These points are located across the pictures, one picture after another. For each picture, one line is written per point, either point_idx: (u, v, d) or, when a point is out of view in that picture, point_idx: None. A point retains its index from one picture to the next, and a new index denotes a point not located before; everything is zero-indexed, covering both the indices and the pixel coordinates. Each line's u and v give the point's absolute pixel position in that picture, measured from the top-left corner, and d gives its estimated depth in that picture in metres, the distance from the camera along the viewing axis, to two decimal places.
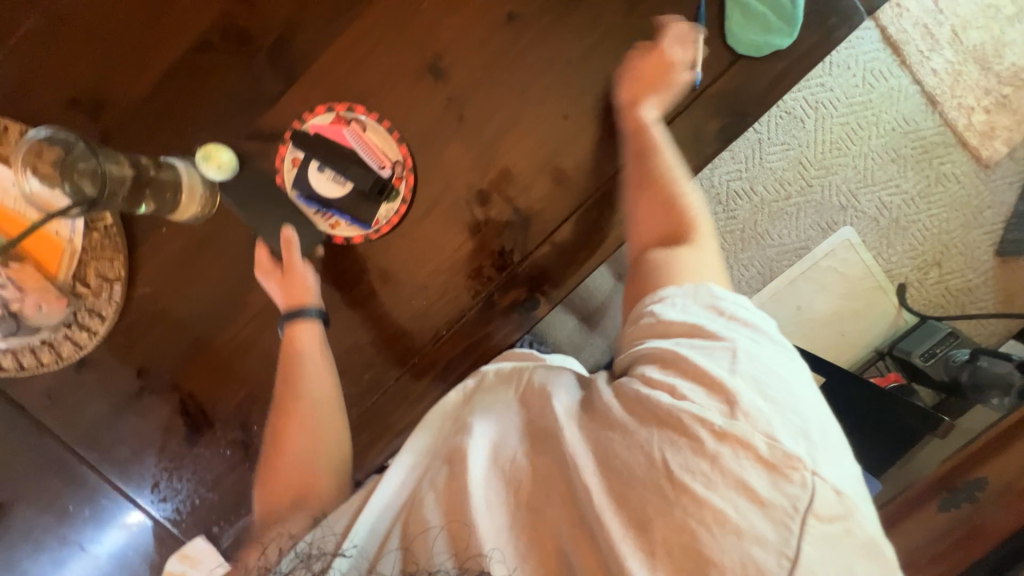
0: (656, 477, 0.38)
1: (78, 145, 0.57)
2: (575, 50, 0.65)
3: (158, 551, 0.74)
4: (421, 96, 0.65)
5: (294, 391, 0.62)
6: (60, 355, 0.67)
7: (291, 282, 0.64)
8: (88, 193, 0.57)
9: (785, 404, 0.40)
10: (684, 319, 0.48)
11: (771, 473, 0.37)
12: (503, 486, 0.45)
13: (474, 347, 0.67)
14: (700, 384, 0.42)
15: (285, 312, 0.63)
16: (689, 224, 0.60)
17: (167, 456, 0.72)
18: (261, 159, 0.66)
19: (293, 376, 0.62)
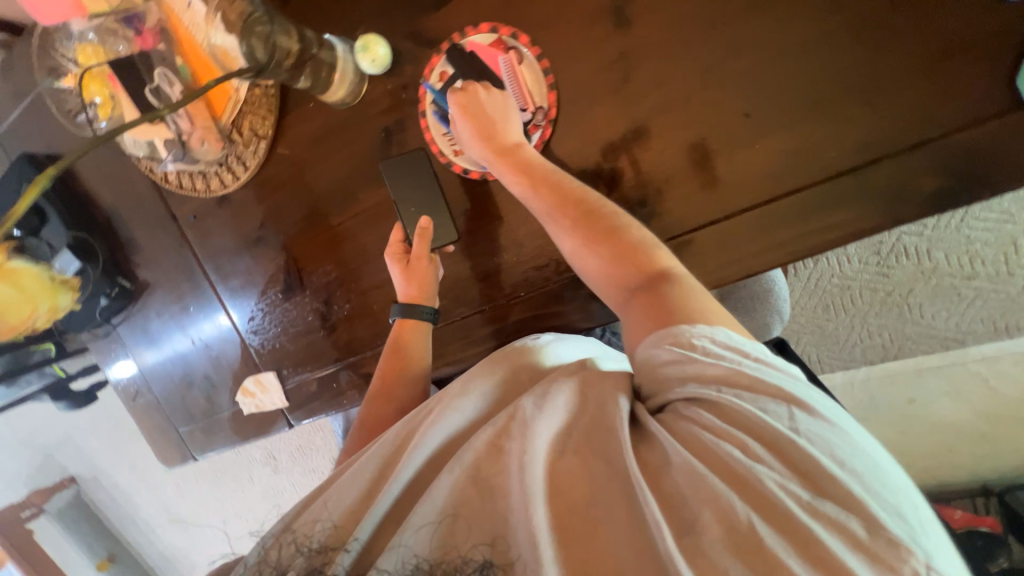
0: (715, 540, 0.34)
1: (258, 8, 0.60)
2: (794, 37, 0.52)
3: (242, 368, 0.89)
4: (592, 41, 0.58)
5: (390, 358, 0.68)
6: (209, 187, 0.77)
7: (414, 280, 0.65)
8: (258, 59, 0.60)
9: (848, 466, 0.35)
10: (731, 363, 0.42)
11: (872, 563, 0.32)
12: (548, 470, 0.42)
13: (545, 318, 0.66)
14: (774, 449, 0.37)
15: (400, 306, 0.67)
16: (633, 277, 0.53)
17: (265, 300, 0.83)
18: (410, 63, 0.64)
19: (394, 349, 0.68)
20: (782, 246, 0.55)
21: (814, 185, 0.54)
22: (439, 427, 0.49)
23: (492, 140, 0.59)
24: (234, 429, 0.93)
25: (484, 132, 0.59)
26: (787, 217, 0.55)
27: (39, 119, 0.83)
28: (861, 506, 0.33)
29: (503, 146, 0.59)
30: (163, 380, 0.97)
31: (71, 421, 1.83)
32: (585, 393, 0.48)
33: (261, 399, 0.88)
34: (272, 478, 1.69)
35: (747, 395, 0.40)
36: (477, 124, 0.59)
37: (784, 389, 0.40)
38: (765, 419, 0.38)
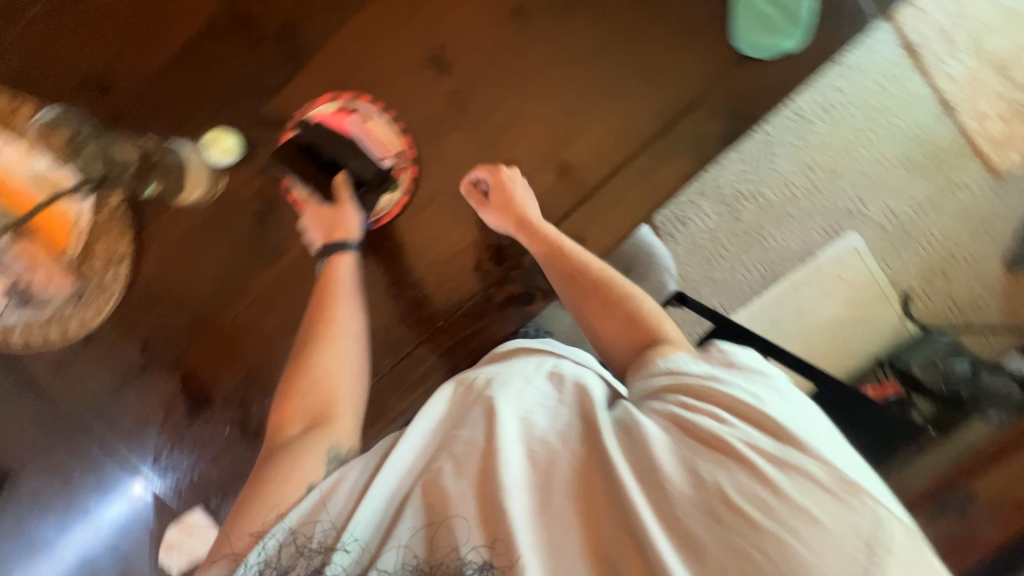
0: (690, 500, 0.39)
1: (79, 128, 0.64)
2: (578, 47, 0.65)
3: (160, 521, 0.77)
4: (425, 87, 0.66)
5: (322, 333, 0.62)
6: (69, 330, 0.69)
7: (324, 221, 0.64)
8: (98, 174, 0.63)
9: (806, 427, 0.42)
10: (704, 364, 0.49)
11: (832, 497, 0.37)
12: (529, 464, 0.45)
13: (467, 339, 0.68)
14: (742, 416, 0.43)
15: (327, 246, 0.64)
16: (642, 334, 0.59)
17: (168, 431, 0.74)
18: (264, 146, 0.67)
19: (322, 320, 0.62)
20: (636, 205, 0.65)
21: (639, 151, 0.65)
22: (399, 457, 0.49)
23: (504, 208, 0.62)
24: None
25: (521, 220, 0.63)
26: (630, 181, 0.65)
27: None
28: (815, 451, 0.39)
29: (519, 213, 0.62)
30: None
31: None
32: (562, 395, 0.51)
33: (190, 548, 0.76)
34: None
35: (719, 380, 0.46)
36: (502, 199, 0.63)
37: (755, 382, 0.46)
38: (734, 394, 0.44)
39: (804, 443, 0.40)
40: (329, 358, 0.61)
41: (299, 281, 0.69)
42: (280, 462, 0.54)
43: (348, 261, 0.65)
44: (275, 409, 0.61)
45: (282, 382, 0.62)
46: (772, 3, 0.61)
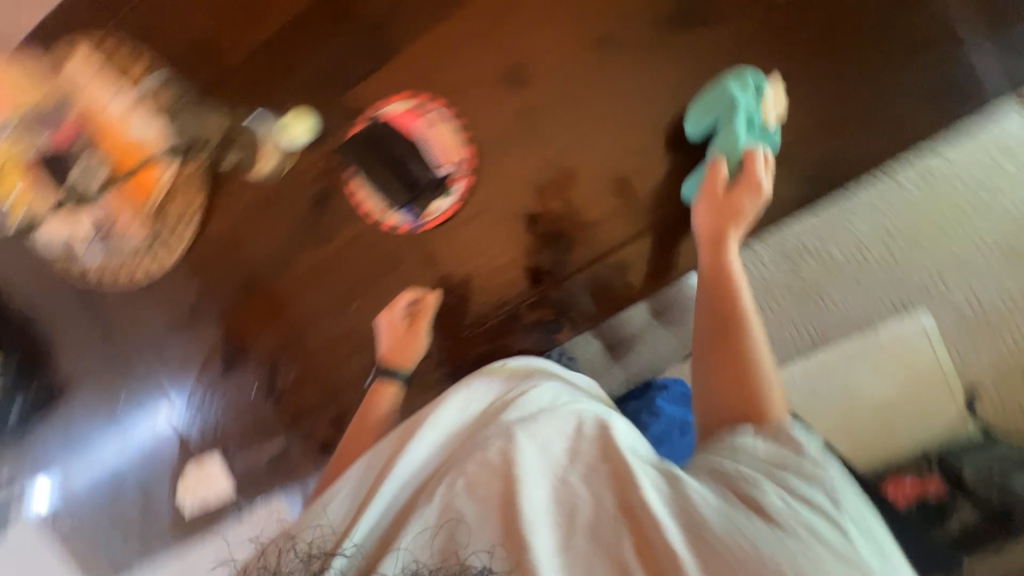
0: None
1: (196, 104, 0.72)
2: (658, 85, 0.64)
3: (181, 459, 0.83)
4: (497, 103, 0.66)
5: (340, 470, 0.59)
6: (139, 270, 0.76)
7: (394, 342, 0.68)
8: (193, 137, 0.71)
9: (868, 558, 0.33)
10: (777, 459, 0.38)
11: None
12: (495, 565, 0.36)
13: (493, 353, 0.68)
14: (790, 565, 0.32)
15: (384, 365, 0.67)
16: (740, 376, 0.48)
17: (203, 380, 0.80)
18: (335, 134, 0.70)
19: (344, 457, 0.60)
20: (685, 256, 0.63)
21: (700, 201, 0.62)
22: (338, 508, 0.42)
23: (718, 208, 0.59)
24: (174, 533, 0.85)
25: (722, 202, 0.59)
26: (683, 230, 0.63)
27: None
28: None
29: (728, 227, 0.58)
30: (83, 496, 0.86)
31: None
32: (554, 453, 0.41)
33: (206, 488, 0.82)
34: None
35: (780, 481, 0.36)
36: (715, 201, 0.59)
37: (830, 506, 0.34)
38: (798, 524, 0.33)
39: None
40: (346, 497, 0.57)
41: (344, 266, 0.72)
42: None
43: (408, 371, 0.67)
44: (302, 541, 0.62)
45: (306, 518, 0.60)
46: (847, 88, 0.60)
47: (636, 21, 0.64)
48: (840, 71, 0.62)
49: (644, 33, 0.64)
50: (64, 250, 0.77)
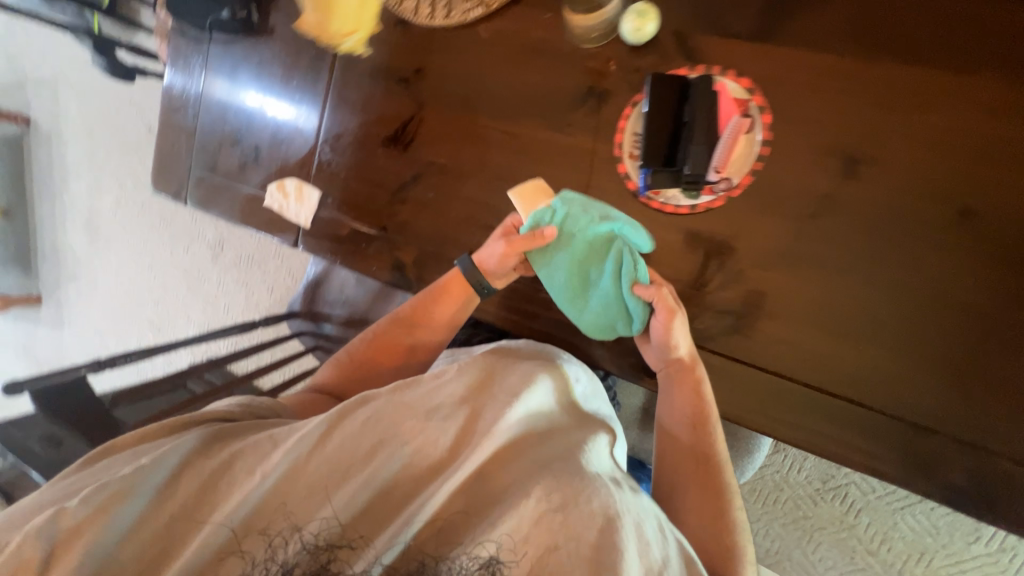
0: None
1: None
2: (962, 294, 0.54)
3: (294, 167, 0.86)
4: (814, 166, 0.56)
5: (390, 337, 0.78)
6: (402, 5, 0.75)
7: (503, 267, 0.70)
8: None
9: None
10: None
11: None
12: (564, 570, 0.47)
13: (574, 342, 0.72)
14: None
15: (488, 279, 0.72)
16: (708, 491, 0.64)
17: (362, 131, 0.81)
18: (656, 55, 0.62)
19: (395, 333, 0.78)
20: (807, 432, 0.60)
21: (871, 410, 0.57)
22: (467, 463, 0.53)
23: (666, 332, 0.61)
24: (243, 208, 0.92)
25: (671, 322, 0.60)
26: (829, 414, 0.59)
27: None
28: None
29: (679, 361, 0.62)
30: (213, 118, 0.93)
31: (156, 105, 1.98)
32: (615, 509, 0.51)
33: (288, 204, 0.86)
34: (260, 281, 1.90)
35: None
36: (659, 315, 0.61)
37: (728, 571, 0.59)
38: None
39: None
40: (391, 355, 0.79)
41: (548, 161, 0.69)
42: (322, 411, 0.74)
43: (496, 283, 0.73)
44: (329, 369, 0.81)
45: (345, 355, 0.80)
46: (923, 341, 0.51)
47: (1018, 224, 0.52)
48: None
49: (1011, 242, 0.52)
50: None
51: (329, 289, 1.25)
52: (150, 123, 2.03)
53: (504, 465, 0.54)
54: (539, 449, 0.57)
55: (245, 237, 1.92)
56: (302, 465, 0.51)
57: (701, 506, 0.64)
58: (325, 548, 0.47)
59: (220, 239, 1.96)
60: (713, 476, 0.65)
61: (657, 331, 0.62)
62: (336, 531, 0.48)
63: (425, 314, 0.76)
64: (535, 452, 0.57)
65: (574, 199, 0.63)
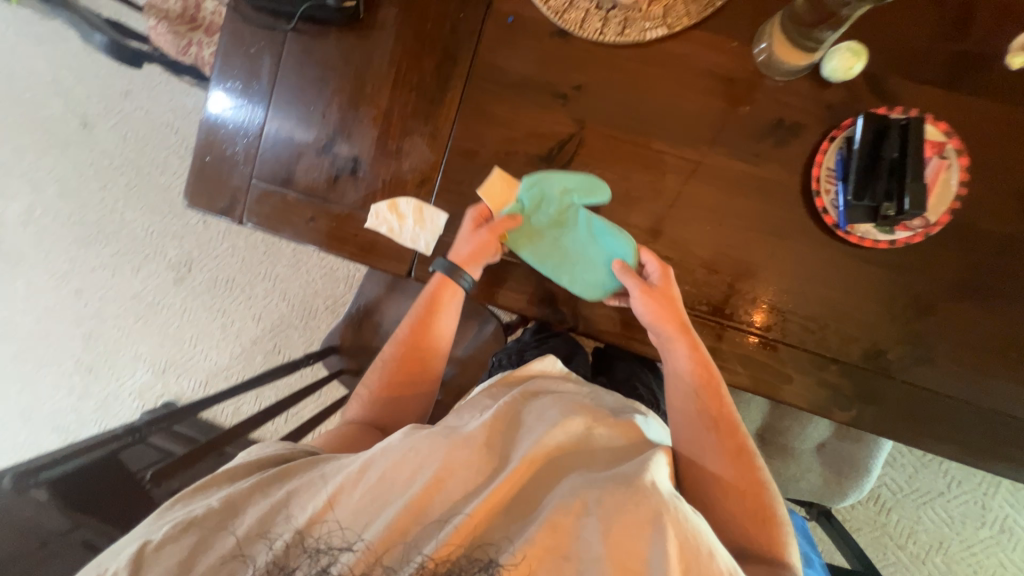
0: None
1: None
2: None
3: (410, 185, 0.74)
4: (999, 209, 0.61)
5: (400, 340, 0.74)
6: (565, 15, 0.68)
7: (475, 249, 0.68)
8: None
9: None
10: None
11: None
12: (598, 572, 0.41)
13: (757, 387, 0.67)
14: None
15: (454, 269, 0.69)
16: (755, 511, 0.58)
17: (504, 149, 0.72)
18: (848, 93, 0.64)
19: (403, 338, 0.74)
20: (993, 455, 0.64)
21: None
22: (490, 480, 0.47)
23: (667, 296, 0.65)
24: (331, 231, 0.76)
25: (661, 294, 0.65)
26: (1012, 436, 0.63)
27: None
28: None
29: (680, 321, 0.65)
30: (290, 122, 0.77)
31: (111, 97, 1.64)
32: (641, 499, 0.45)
33: (403, 227, 0.74)
34: (246, 308, 1.62)
35: None
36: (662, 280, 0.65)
37: None
38: None
39: None
40: (415, 374, 0.74)
41: (731, 192, 0.67)
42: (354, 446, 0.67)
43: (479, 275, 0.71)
44: (355, 405, 0.74)
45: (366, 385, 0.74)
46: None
47: None
48: None
49: None
50: None
51: (384, 319, 1.09)
52: (87, 115, 1.66)
53: (543, 480, 0.49)
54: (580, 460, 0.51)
55: (222, 256, 1.63)
56: (345, 496, 0.48)
57: (738, 481, 0.59)
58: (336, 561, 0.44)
59: (187, 258, 1.65)
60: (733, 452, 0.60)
61: (644, 305, 0.64)
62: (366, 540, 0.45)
63: (435, 307, 0.72)
64: (568, 463, 0.50)
65: (532, 183, 0.69)
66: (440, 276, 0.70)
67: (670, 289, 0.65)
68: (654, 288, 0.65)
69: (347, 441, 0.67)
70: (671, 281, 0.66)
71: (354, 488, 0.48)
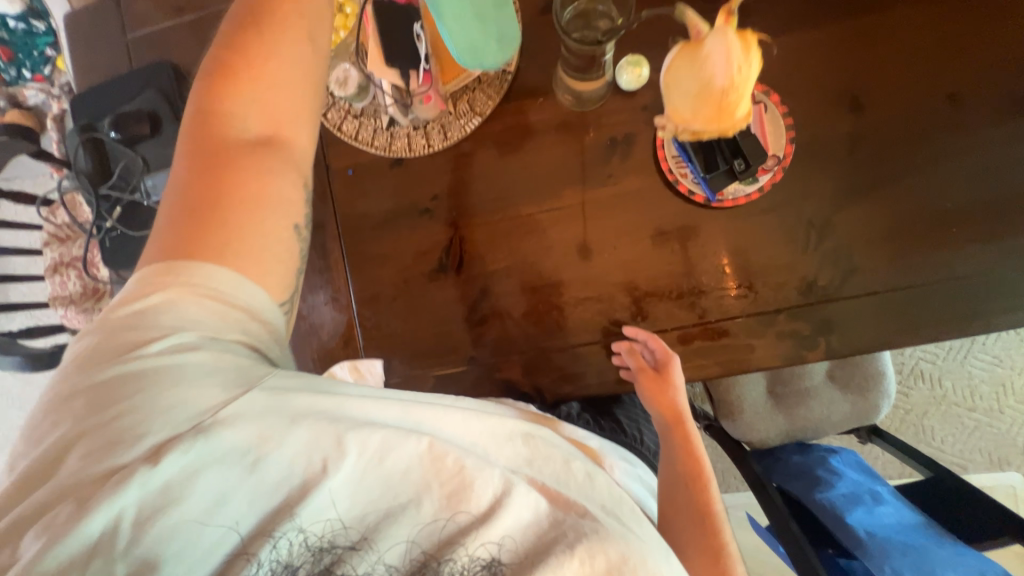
0: None
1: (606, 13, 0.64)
2: (991, 150, 0.64)
3: (337, 350, 0.76)
4: (830, 116, 0.66)
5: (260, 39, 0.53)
6: (392, 145, 0.73)
7: None
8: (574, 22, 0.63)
9: None
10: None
11: None
12: None
13: (728, 368, 0.68)
14: None
15: None
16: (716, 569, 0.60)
17: (403, 277, 0.75)
18: (654, 91, 0.69)
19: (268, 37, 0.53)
20: (967, 319, 0.64)
21: (996, 272, 0.63)
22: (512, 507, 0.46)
23: (662, 373, 0.68)
24: None
25: (659, 377, 0.68)
26: (970, 294, 0.64)
27: None
28: None
29: (670, 395, 0.69)
30: None
31: None
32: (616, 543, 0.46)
33: None
34: None
35: None
36: (659, 359, 0.68)
37: None
38: None
39: None
40: (269, 96, 0.52)
41: (608, 215, 0.70)
42: (240, 166, 0.49)
43: None
44: (211, 90, 0.51)
45: (221, 62, 0.52)
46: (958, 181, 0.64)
47: (991, 87, 0.64)
48: None
49: (995, 99, 0.64)
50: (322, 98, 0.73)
51: None
52: None
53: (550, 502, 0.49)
54: (561, 504, 0.49)
55: None
56: (368, 479, 0.44)
57: (704, 536, 0.62)
58: (326, 550, 0.42)
59: None
60: (705, 510, 0.64)
61: (645, 391, 0.69)
62: (372, 538, 0.43)
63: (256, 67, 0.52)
64: (559, 527, 0.46)
65: None
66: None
67: (673, 377, 0.68)
68: (648, 365, 0.69)
69: (218, 191, 0.48)
70: (675, 371, 0.68)
71: (375, 475, 0.45)
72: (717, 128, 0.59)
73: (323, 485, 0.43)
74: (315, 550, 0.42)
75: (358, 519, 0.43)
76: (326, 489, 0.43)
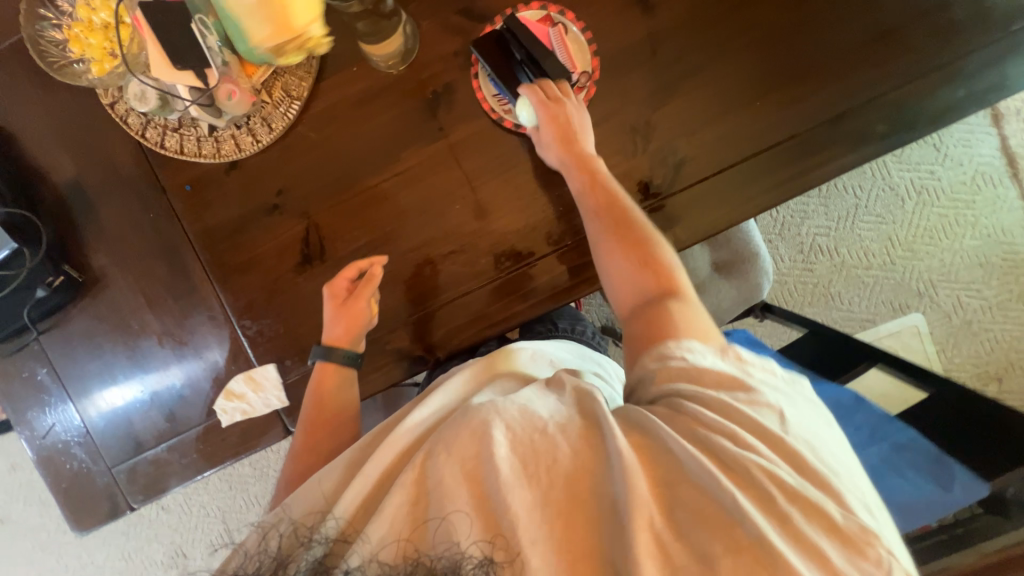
0: (712, 506, 0.43)
1: None
2: (776, 22, 0.68)
3: (229, 367, 0.76)
4: (626, 23, 0.68)
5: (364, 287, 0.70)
6: (220, 151, 0.71)
7: None
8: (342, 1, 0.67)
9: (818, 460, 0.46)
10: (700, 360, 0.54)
11: (840, 540, 0.41)
12: (517, 457, 0.47)
13: (593, 281, 0.71)
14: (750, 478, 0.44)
15: None
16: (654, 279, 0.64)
17: (271, 279, 0.74)
18: (461, 36, 0.69)
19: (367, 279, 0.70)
20: (785, 183, 0.69)
21: (804, 133, 0.69)
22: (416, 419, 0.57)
23: (563, 137, 0.66)
24: (204, 452, 0.77)
25: (566, 138, 0.66)
26: (783, 160, 0.69)
27: (16, 92, 0.75)
28: (830, 503, 0.43)
29: (575, 146, 0.66)
30: (103, 401, 0.78)
31: None
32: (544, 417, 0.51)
33: (251, 402, 0.75)
34: None
35: (722, 405, 0.50)
36: (562, 130, 0.66)
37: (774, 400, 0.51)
38: (756, 456, 0.45)
39: (829, 467, 0.46)
40: (359, 304, 0.69)
41: (450, 169, 0.71)
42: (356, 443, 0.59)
43: None
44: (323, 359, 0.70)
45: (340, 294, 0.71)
46: (752, 58, 0.68)
47: None
48: (948, 30, 0.67)
49: None
50: (136, 121, 0.71)
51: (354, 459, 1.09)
52: None
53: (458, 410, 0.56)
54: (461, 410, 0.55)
55: (193, 532, 1.43)
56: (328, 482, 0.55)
57: (637, 262, 0.64)
58: (303, 538, 0.49)
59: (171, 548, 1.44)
60: (632, 224, 0.66)
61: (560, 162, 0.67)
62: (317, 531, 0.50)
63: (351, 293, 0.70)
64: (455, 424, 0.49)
65: None
66: (320, 364, 0.71)
67: (571, 112, 0.67)
68: (526, 244, 0.71)
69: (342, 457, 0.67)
70: (568, 104, 0.67)
71: (337, 467, 0.56)
72: (291, 41, 0.63)
73: (313, 486, 0.55)
74: (301, 537, 0.50)
75: (319, 502, 0.53)
76: (312, 487, 0.55)
